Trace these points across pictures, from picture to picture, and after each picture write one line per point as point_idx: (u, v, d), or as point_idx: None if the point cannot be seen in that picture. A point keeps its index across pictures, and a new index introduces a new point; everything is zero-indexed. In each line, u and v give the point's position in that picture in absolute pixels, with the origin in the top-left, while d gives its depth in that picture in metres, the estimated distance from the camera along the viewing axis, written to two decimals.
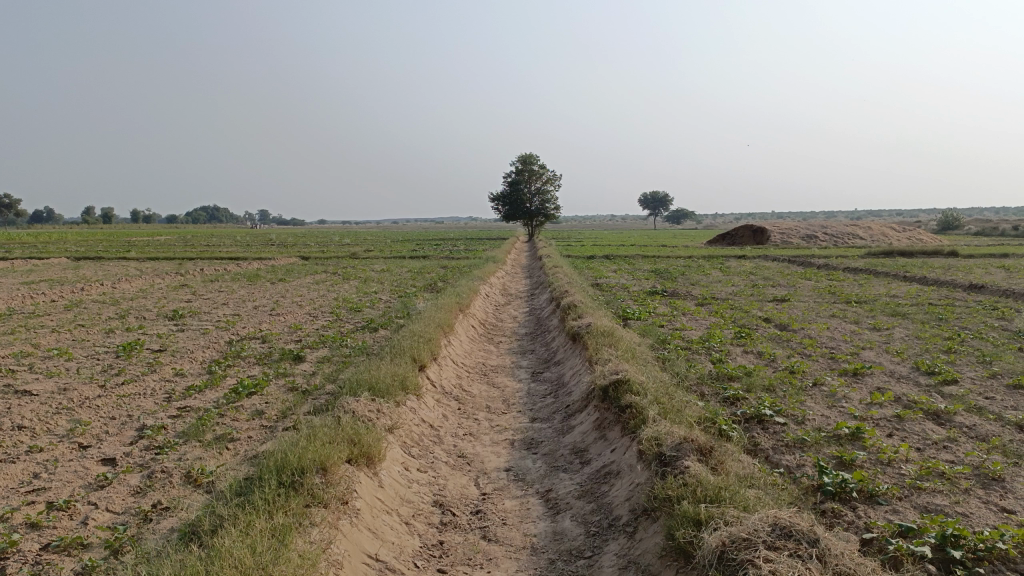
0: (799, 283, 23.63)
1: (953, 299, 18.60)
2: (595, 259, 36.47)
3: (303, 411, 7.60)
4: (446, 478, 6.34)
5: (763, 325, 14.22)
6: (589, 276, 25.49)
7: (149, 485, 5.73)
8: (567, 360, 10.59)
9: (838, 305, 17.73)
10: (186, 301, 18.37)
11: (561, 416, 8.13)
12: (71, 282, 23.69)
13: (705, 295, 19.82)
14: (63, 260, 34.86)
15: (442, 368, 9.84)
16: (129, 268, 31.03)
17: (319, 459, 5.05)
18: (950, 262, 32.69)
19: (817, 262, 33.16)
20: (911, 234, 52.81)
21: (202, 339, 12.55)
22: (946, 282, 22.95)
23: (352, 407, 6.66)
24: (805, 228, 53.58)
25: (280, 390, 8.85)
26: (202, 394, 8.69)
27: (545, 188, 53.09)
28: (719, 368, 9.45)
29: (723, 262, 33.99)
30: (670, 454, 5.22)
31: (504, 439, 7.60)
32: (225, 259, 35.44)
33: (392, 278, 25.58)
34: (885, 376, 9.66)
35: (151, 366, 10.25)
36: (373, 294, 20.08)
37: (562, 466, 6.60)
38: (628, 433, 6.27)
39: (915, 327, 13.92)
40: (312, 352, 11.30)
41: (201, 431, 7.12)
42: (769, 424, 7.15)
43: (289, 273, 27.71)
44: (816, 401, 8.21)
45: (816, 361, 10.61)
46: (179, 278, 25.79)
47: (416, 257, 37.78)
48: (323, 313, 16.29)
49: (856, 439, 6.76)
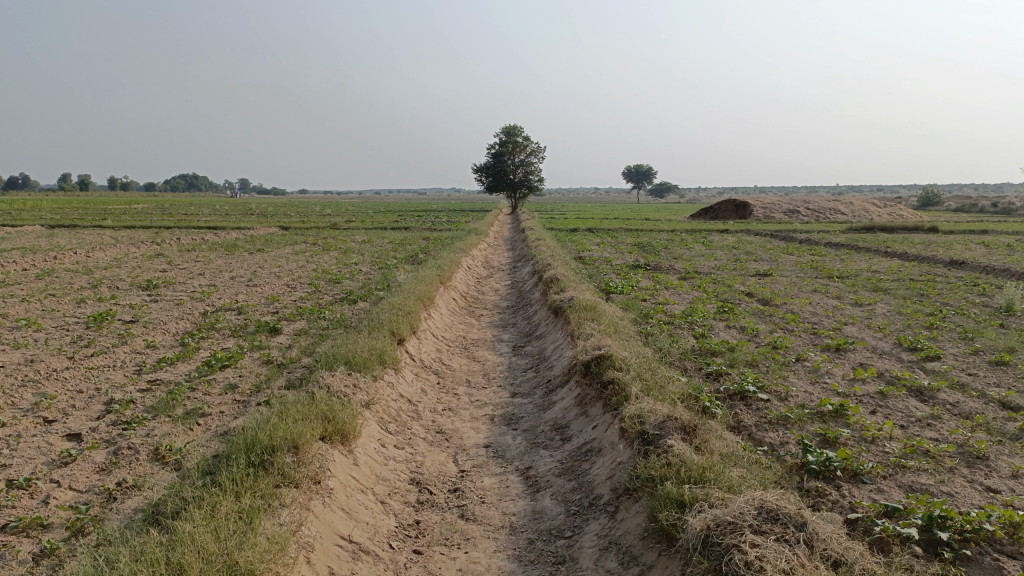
0: (781, 258, 23.61)
1: (934, 275, 18.66)
2: (579, 231, 36.29)
3: (277, 385, 7.41)
4: (423, 455, 6.18)
5: (746, 299, 14.15)
6: (572, 249, 25.34)
7: (115, 462, 5.54)
8: (549, 334, 10.45)
9: (820, 280, 17.69)
10: (161, 271, 18.04)
11: (542, 391, 7.99)
12: (44, 250, 23.18)
13: (689, 269, 19.73)
14: (37, 228, 34.19)
15: (422, 341, 9.66)
16: (105, 236, 30.49)
17: (290, 437, 4.87)
18: (931, 238, 32.81)
19: (799, 236, 33.19)
20: (892, 209, 53.01)
21: (176, 310, 12.28)
22: (926, 258, 23.01)
23: (328, 383, 6.47)
24: (788, 202, 53.65)
25: (255, 363, 8.64)
26: (174, 367, 8.47)
27: (528, 159, 52.67)
28: (702, 343, 9.35)
29: (706, 236, 33.91)
30: (653, 432, 5.09)
31: (484, 414, 7.45)
32: (204, 229, 34.90)
33: (373, 249, 25.28)
34: (868, 351, 9.61)
35: (122, 338, 10.00)
36: (353, 265, 19.85)
37: (543, 442, 6.46)
38: (610, 410, 6.13)
39: (897, 302, 13.91)
40: (289, 324, 11.08)
41: (171, 406, 6.91)
42: (752, 400, 7.05)
43: (268, 243, 27.31)
44: (800, 376, 8.13)
45: (799, 336, 10.54)
46: (156, 247, 25.33)
47: (398, 228, 37.42)
48: (301, 284, 16.03)
49: (840, 416, 6.68)
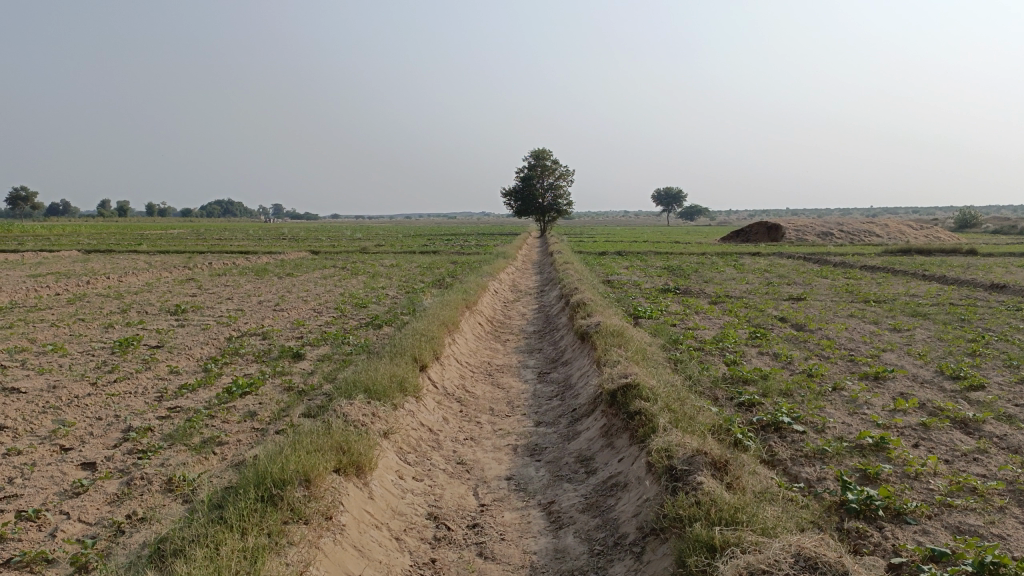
0: (815, 281, 23.11)
1: (975, 299, 18.09)
2: (608, 255, 36.03)
3: (296, 413, 7.26)
4: (442, 488, 5.97)
5: (778, 325, 13.78)
6: (600, 273, 25.10)
7: (126, 493, 5.41)
8: (575, 360, 10.21)
9: (856, 304, 17.24)
10: (190, 295, 18.14)
11: (567, 421, 7.75)
12: (78, 275, 23.49)
13: (719, 293, 19.37)
14: (74, 253, 34.77)
15: (445, 368, 9.49)
16: (138, 261, 30.92)
17: (302, 469, 4.69)
18: (969, 260, 32.01)
19: (833, 259, 32.60)
20: (929, 231, 52.00)
21: (201, 335, 12.25)
22: (966, 282, 22.34)
23: (345, 411, 6.31)
24: (821, 225, 52.88)
25: (276, 390, 8.52)
26: (194, 394, 8.37)
27: (557, 183, 52.62)
28: (733, 370, 9.05)
29: (738, 260, 33.41)
30: (682, 468, 4.83)
31: (506, 445, 7.23)
32: (235, 253, 35.24)
33: (401, 273, 25.26)
34: (908, 380, 9.22)
35: (146, 363, 9.96)
36: (380, 289, 19.79)
37: (566, 475, 6.22)
38: (636, 443, 5.87)
39: (937, 328, 13.43)
40: (312, 349, 10.98)
41: (188, 434, 6.79)
42: (787, 432, 6.75)
43: (297, 268, 27.47)
44: (837, 407, 7.79)
45: (835, 363, 10.17)
46: (187, 271, 25.57)
47: (426, 252, 37.47)
48: (327, 308, 15.97)
49: (880, 450, 6.34)
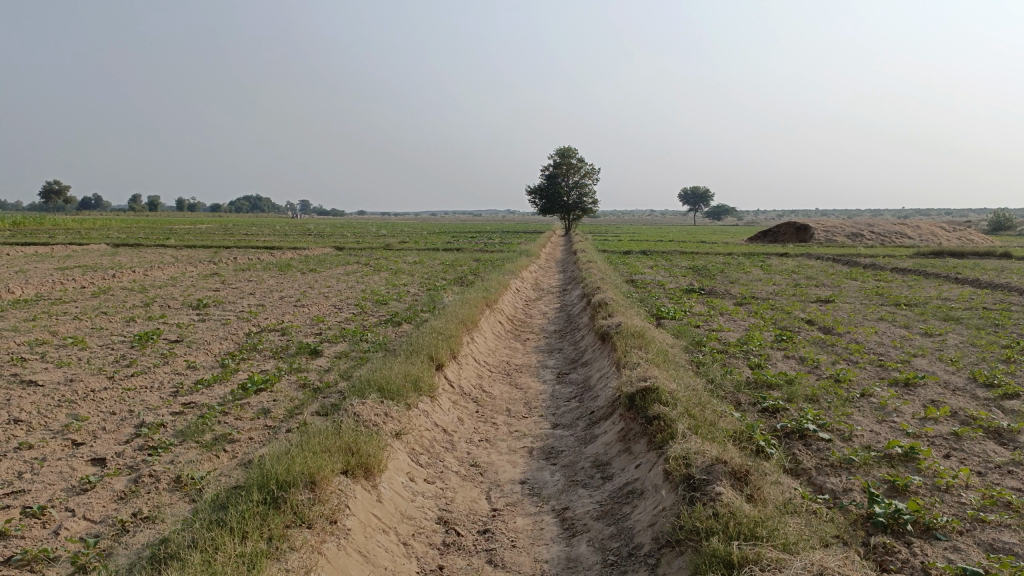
0: (843, 283, 22.66)
1: (1010, 304, 17.60)
2: (632, 254, 35.71)
3: (310, 411, 7.16)
4: (454, 491, 5.83)
5: (805, 327, 13.48)
6: (625, 272, 24.84)
7: (133, 491, 5.33)
8: (595, 361, 10.03)
9: (886, 307, 16.85)
10: (213, 290, 18.19)
11: (585, 424, 7.57)
12: (105, 269, 23.70)
13: (745, 294, 19.04)
14: (103, 247, 35.13)
15: (462, 367, 9.35)
16: (165, 255, 31.17)
17: (308, 471, 4.58)
18: (1003, 264, 31.26)
19: (863, 261, 32.02)
20: (962, 233, 51.00)
21: (221, 330, 12.23)
22: (1001, 285, 21.77)
23: (357, 411, 6.19)
24: (851, 226, 52.03)
25: (291, 387, 8.43)
26: (209, 390, 8.32)
27: (583, 182, 52.33)
28: (757, 375, 8.81)
29: (765, 260, 32.96)
30: (700, 478, 4.63)
31: (522, 447, 7.08)
32: (261, 249, 35.43)
33: (424, 270, 25.18)
34: (940, 387, 8.92)
35: (164, 358, 9.93)
36: (402, 286, 19.71)
37: (582, 481, 6.04)
38: (654, 449, 5.69)
39: (970, 333, 13.04)
40: (330, 346, 10.89)
41: (200, 431, 6.72)
42: (812, 440, 6.52)
43: (321, 264, 27.52)
44: (864, 414, 7.53)
45: (863, 368, 9.88)
46: (212, 266, 25.73)
47: (450, 249, 37.40)
48: (348, 305, 15.90)
49: (910, 461, 6.10)
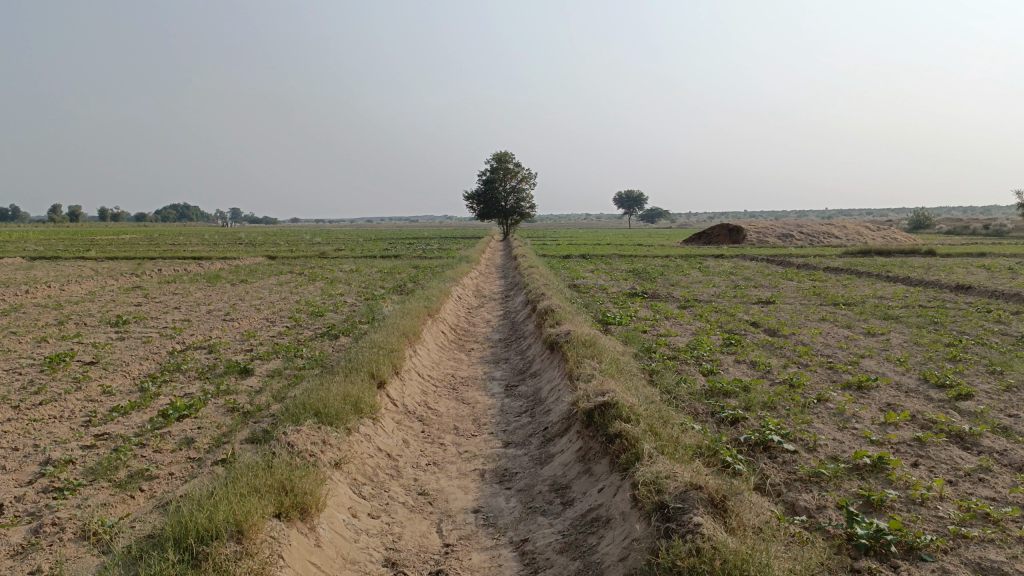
0: (781, 284, 22.84)
1: (944, 301, 17.96)
2: (573, 258, 35.53)
3: (239, 441, 6.52)
4: (402, 526, 5.30)
5: (751, 330, 13.34)
6: (566, 277, 24.56)
7: (32, 544, 4.63)
8: (545, 372, 9.62)
9: (826, 307, 16.92)
10: (135, 305, 17.12)
11: (538, 442, 7.13)
12: (16, 284, 22.18)
13: (688, 297, 18.93)
14: (17, 260, 33.08)
15: (405, 383, 8.80)
16: (85, 268, 29.50)
17: (234, 518, 4.00)
18: (929, 262, 32.21)
19: (796, 261, 32.61)
20: (887, 232, 52.60)
21: (142, 349, 11.37)
22: (933, 283, 22.26)
23: (291, 440, 5.61)
24: (782, 226, 53.10)
25: (218, 412, 7.75)
26: (126, 419, 7.56)
27: (520, 186, 52.08)
28: (712, 382, 8.52)
29: (702, 262, 33.21)
30: (674, 506, 4.23)
31: (473, 469, 6.59)
32: (188, 260, 33.96)
33: (360, 279, 24.39)
34: (893, 390, 8.78)
35: (76, 383, 9.08)
36: (338, 296, 18.96)
37: (540, 507, 5.58)
38: (618, 471, 5.28)
39: (912, 332, 13.10)
40: (261, 364, 10.19)
41: (113, 468, 6.02)
42: (777, 452, 6.21)
43: (252, 274, 26.43)
44: (825, 421, 7.29)
45: (816, 372, 9.71)
46: (134, 279, 24.39)
47: (388, 257, 36.57)
48: (281, 318, 15.12)
49: (880, 471, 5.84)
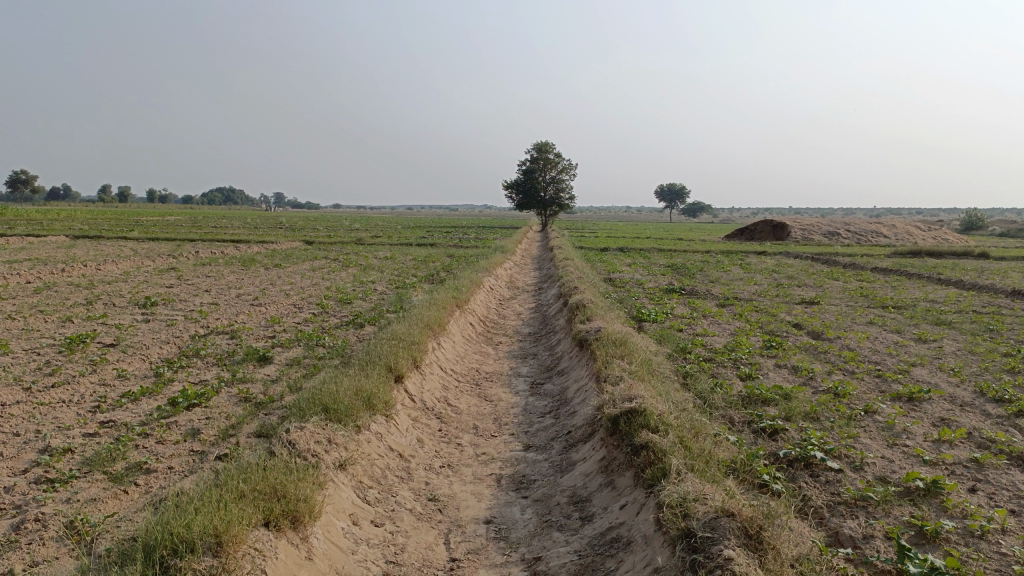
0: (826, 284, 22.04)
1: (999, 307, 17.06)
2: (610, 252, 34.92)
3: (245, 435, 6.20)
4: (407, 536, 4.91)
5: (793, 332, 12.72)
6: (602, 270, 24.02)
7: (10, 542, 4.34)
8: (573, 370, 9.19)
9: (874, 310, 16.14)
10: (166, 287, 17.02)
11: (560, 447, 6.69)
12: (55, 262, 22.38)
13: (727, 295, 18.28)
14: (61, 239, 33.60)
15: (425, 378, 8.43)
16: (124, 249, 29.78)
17: (215, 530, 3.64)
18: (982, 265, 30.93)
19: (842, 260, 31.59)
20: (937, 232, 50.90)
21: (164, 332, 11.18)
22: (987, 287, 21.25)
23: (293, 438, 5.26)
24: (828, 224, 51.65)
25: (229, 402, 7.45)
26: (135, 406, 7.31)
27: (560, 177, 51.45)
28: (751, 388, 7.98)
29: (743, 259, 32.30)
30: (702, 536, 3.78)
31: (490, 474, 6.18)
32: (226, 243, 34.12)
33: (394, 267, 24.13)
34: (947, 403, 8.14)
35: (92, 365, 8.88)
36: (369, 284, 18.70)
37: (557, 521, 5.15)
38: (642, 488, 4.82)
39: (966, 340, 12.33)
40: (281, 352, 9.90)
41: (110, 460, 5.73)
42: (820, 470, 5.69)
43: (287, 259, 26.34)
44: (872, 436, 6.72)
45: (862, 380, 9.11)
46: (171, 261, 24.42)
47: (424, 245, 36.31)
48: (308, 304, 14.88)
49: (933, 497, 5.29)
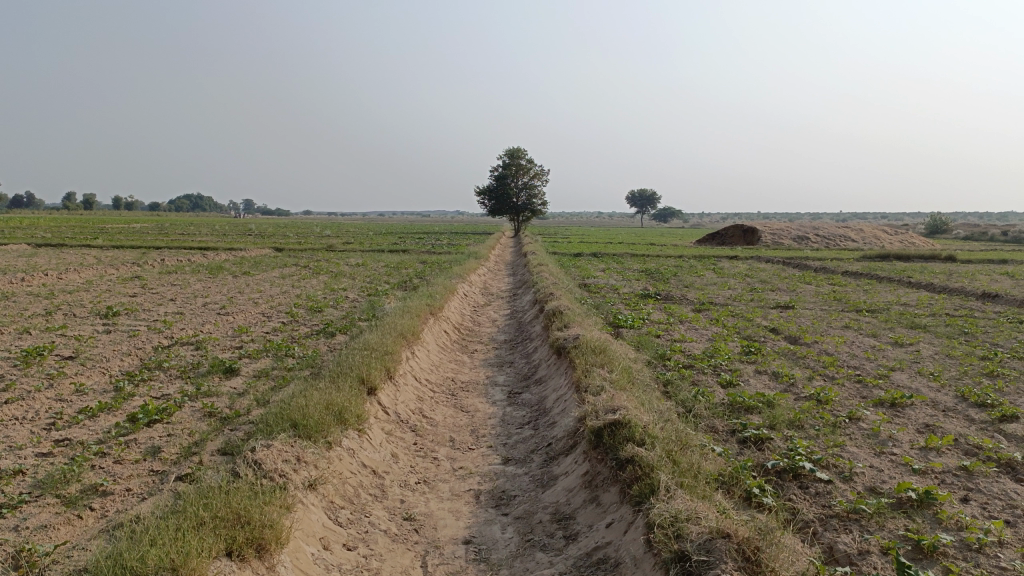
0: (799, 288, 22.11)
1: (971, 309, 17.17)
2: (583, 257, 34.84)
3: (209, 453, 5.89)
4: (381, 560, 4.63)
5: (770, 337, 12.61)
6: (576, 276, 23.89)
7: None
8: (551, 379, 8.96)
9: (849, 314, 16.13)
10: (129, 296, 16.51)
11: (540, 460, 6.45)
12: (13, 272, 21.67)
13: (703, 300, 18.21)
14: (23, 247, 32.77)
15: (399, 390, 8.15)
16: (88, 257, 29.06)
17: (172, 563, 3.36)
18: (950, 267, 31.34)
19: (813, 264, 31.82)
20: (904, 236, 51.57)
21: (126, 344, 10.76)
22: (957, 290, 21.41)
23: (259, 457, 4.97)
24: (798, 228, 52.09)
25: (193, 417, 7.11)
26: (92, 423, 6.94)
27: (532, 183, 51.40)
28: (733, 396, 7.81)
29: (716, 264, 32.33)
30: (697, 560, 3.57)
31: (468, 490, 5.92)
32: (193, 250, 33.54)
33: (365, 274, 23.76)
34: (929, 408, 8.05)
35: (48, 380, 8.46)
36: (340, 292, 18.34)
37: (539, 541, 4.91)
38: (629, 505, 4.61)
39: (943, 343, 12.32)
40: (248, 363, 9.55)
41: (63, 483, 5.37)
42: (809, 482, 5.51)
43: (256, 267, 25.84)
44: (859, 444, 6.57)
45: (844, 385, 8.99)
46: (135, 269, 23.83)
47: (395, 251, 35.95)
48: (278, 313, 14.48)
49: (927, 509, 5.13)
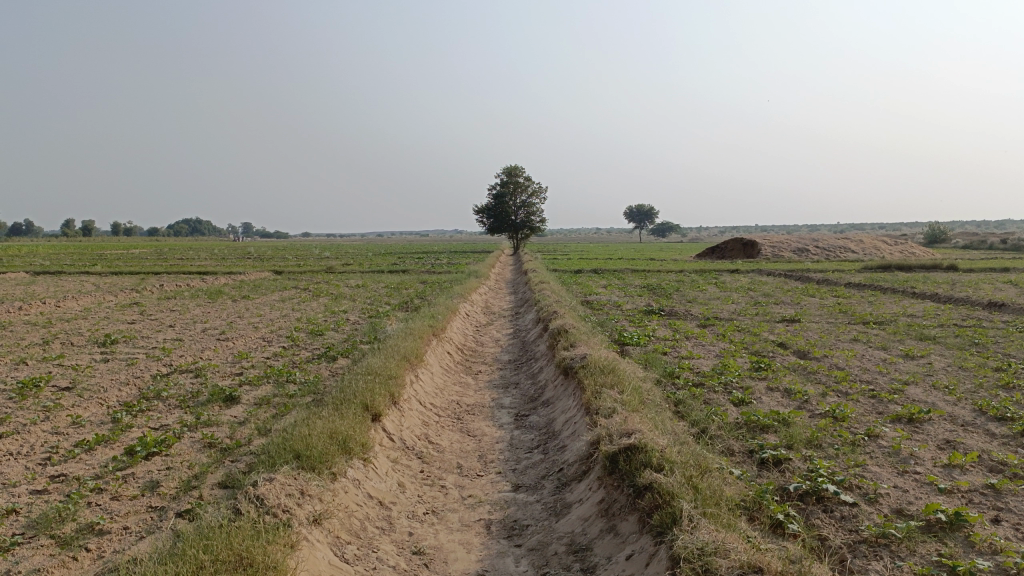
0: (804, 301, 21.93)
1: (979, 319, 16.98)
2: (584, 274, 34.67)
3: (209, 487, 5.68)
4: None
5: (779, 352, 12.41)
6: (578, 293, 23.73)
7: None
8: (559, 400, 8.76)
9: (856, 327, 15.93)
10: (127, 324, 16.31)
11: (552, 487, 6.24)
12: (10, 300, 21.46)
13: (708, 315, 18.01)
14: (20, 275, 32.56)
15: (404, 415, 7.94)
16: (86, 284, 28.87)
17: None
18: (953, 277, 31.15)
19: (815, 276, 31.63)
20: (904, 246, 51.43)
21: (124, 373, 10.55)
22: (963, 299, 21.22)
23: (261, 492, 4.77)
24: (797, 240, 51.98)
25: (193, 449, 6.91)
26: (89, 457, 6.73)
27: (531, 201, 51.38)
28: (747, 415, 7.61)
29: (718, 278, 32.15)
30: None
31: (478, 520, 5.70)
32: (192, 275, 33.36)
33: (365, 295, 23.57)
34: (949, 424, 7.84)
35: (44, 412, 8.25)
36: (341, 314, 18.18)
37: (555, 573, 4.70)
38: (650, 535, 4.41)
39: (955, 355, 12.11)
40: (249, 390, 9.34)
41: (58, 522, 5.16)
42: (833, 505, 5.31)
43: (256, 290, 25.64)
44: (881, 463, 6.37)
45: (859, 401, 8.79)
46: (134, 295, 23.61)
47: (395, 271, 35.75)
48: (278, 338, 14.27)
49: (958, 532, 4.92)
